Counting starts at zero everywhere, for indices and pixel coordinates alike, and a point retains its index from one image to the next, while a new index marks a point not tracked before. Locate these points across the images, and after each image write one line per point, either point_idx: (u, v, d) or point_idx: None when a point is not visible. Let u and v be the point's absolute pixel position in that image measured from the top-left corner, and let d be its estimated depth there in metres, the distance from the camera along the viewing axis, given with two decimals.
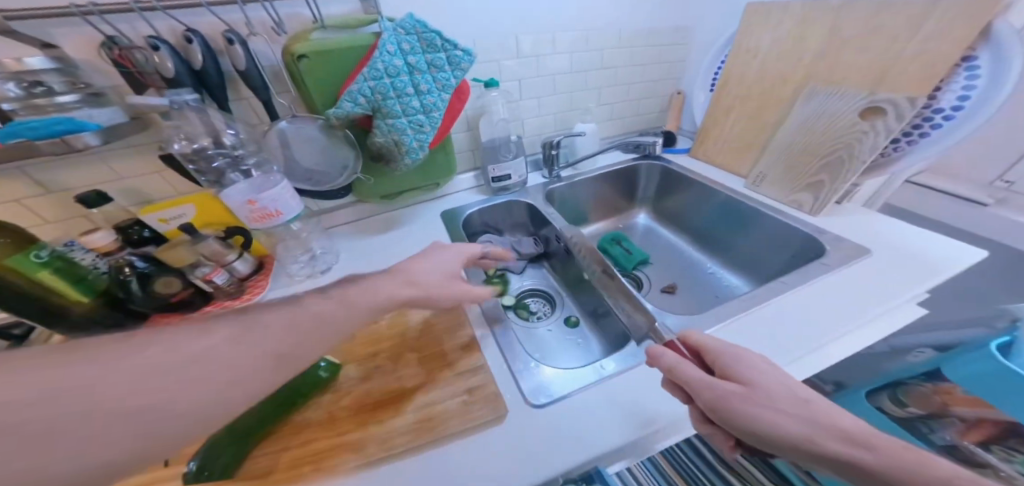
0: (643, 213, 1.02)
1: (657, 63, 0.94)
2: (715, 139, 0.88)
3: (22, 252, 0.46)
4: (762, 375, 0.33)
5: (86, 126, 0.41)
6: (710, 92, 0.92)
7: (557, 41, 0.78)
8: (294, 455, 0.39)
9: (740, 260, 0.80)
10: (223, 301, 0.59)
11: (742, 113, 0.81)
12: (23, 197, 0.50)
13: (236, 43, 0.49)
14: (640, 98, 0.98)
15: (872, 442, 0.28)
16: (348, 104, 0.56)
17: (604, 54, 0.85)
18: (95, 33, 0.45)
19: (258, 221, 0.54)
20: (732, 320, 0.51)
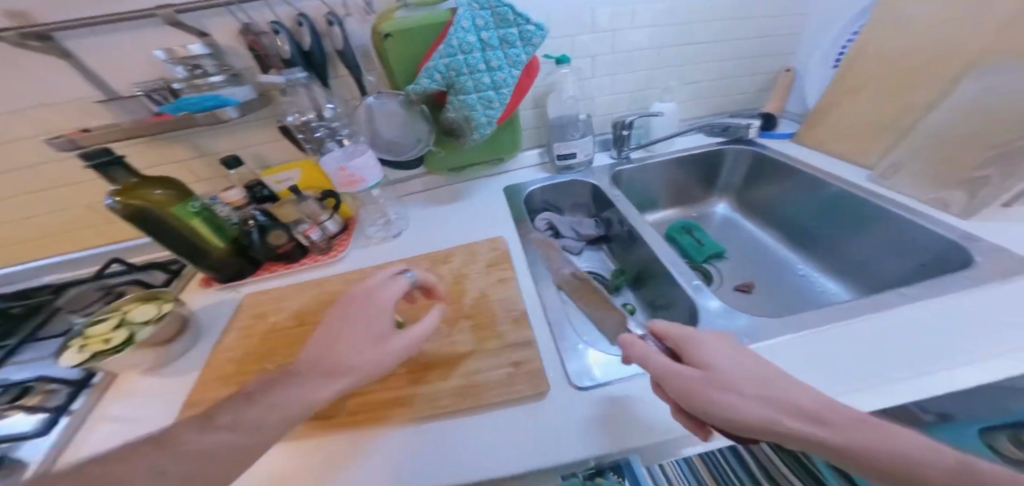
0: (724, 202, 0.91)
1: (759, 35, 0.81)
2: (834, 120, 0.73)
3: (183, 202, 0.55)
4: (722, 358, 0.30)
5: (227, 102, 0.50)
6: (834, 68, 0.78)
7: (640, 11, 0.71)
8: (355, 400, 0.45)
9: (846, 262, 0.67)
10: (316, 255, 0.70)
11: (878, 92, 0.67)
12: (186, 159, 0.65)
13: (336, 25, 0.55)
14: (736, 75, 0.86)
15: (865, 426, 0.24)
16: (426, 80, 0.59)
17: (699, 26, 0.76)
18: (234, 21, 0.55)
19: (347, 186, 0.60)
20: (824, 330, 0.43)
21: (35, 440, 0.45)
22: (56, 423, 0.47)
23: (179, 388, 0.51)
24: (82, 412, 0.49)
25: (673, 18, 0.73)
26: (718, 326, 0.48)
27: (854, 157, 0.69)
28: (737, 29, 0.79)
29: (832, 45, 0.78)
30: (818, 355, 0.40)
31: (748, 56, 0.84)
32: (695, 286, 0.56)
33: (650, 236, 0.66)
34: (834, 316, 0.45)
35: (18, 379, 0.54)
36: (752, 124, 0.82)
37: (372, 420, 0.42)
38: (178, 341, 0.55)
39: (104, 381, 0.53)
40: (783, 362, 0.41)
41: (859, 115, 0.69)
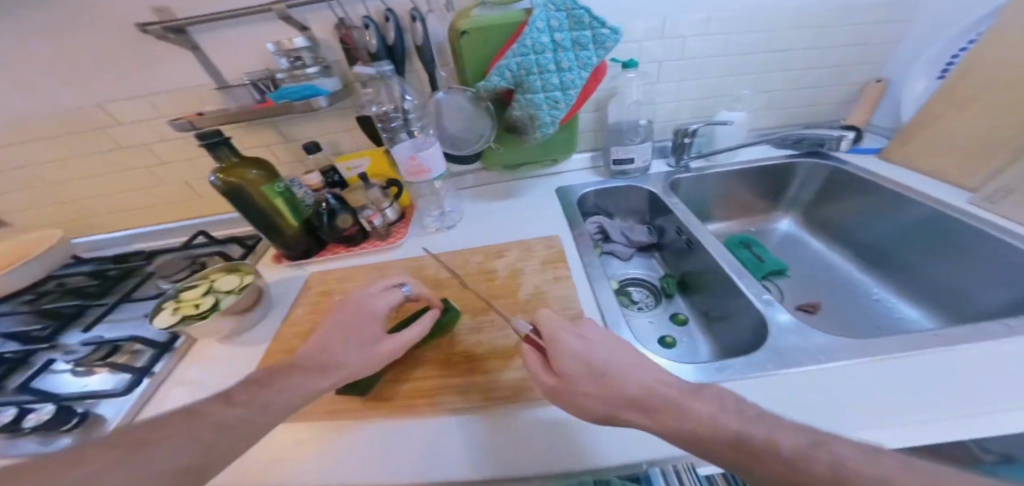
0: (787, 218, 0.87)
1: (851, 45, 0.75)
2: (930, 138, 0.67)
3: (271, 184, 0.61)
4: (571, 362, 0.36)
5: (320, 92, 0.55)
6: (940, 80, 0.69)
7: (714, 20, 0.69)
8: (414, 385, 0.46)
9: (929, 291, 0.63)
10: (375, 240, 0.74)
11: (994, 106, 0.58)
12: (272, 143, 0.71)
13: (419, 21, 0.58)
14: (817, 87, 0.80)
15: (682, 411, 0.31)
16: (496, 78, 0.60)
17: (779, 31, 0.72)
18: (331, 16, 0.60)
19: (412, 175, 0.65)
20: (899, 356, 0.41)
21: (122, 399, 0.49)
22: (138, 385, 0.51)
23: (250, 356, 0.55)
24: (161, 374, 0.53)
25: (749, 27, 0.71)
26: (793, 345, 0.45)
27: (956, 180, 0.63)
28: (823, 36, 0.73)
29: (940, 52, 0.69)
30: (891, 380, 0.38)
31: (835, 66, 0.77)
32: (765, 300, 0.53)
33: (710, 243, 0.65)
34: (915, 343, 0.42)
35: (115, 333, 0.60)
36: (848, 136, 0.77)
37: (430, 405, 0.43)
38: (254, 311, 0.59)
39: (183, 347, 0.57)
40: (869, 384, 0.38)
41: (967, 134, 0.62)
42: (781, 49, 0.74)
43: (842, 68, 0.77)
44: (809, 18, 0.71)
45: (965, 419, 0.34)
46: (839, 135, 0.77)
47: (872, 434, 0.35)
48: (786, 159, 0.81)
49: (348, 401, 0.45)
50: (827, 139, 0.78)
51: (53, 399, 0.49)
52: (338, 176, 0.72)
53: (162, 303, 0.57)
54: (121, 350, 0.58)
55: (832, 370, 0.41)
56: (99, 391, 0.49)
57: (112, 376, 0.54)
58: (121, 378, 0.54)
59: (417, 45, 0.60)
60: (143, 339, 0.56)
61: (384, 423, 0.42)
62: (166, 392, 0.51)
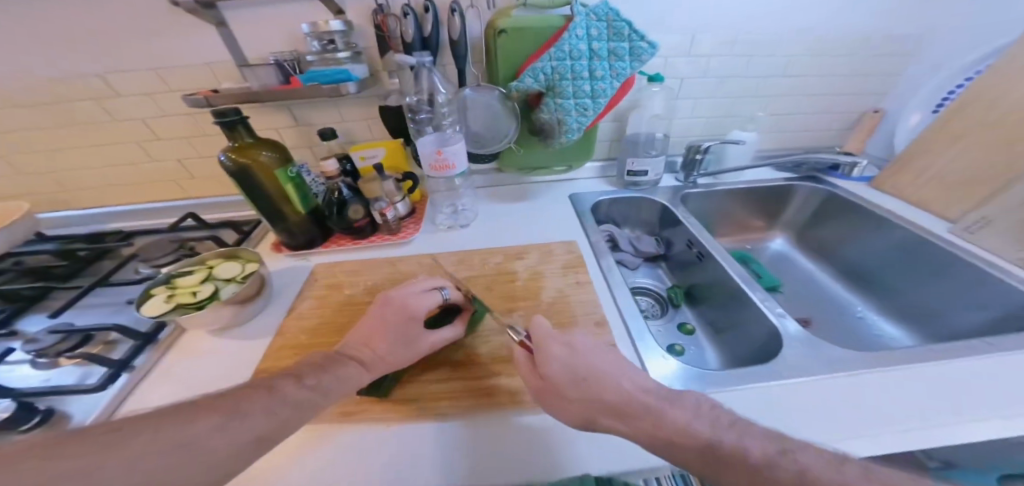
0: (781, 237, 0.93)
1: (856, 74, 0.82)
2: (920, 170, 0.75)
3: (284, 168, 0.57)
4: (553, 367, 0.37)
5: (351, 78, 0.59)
6: (935, 113, 0.77)
7: (738, 41, 0.74)
8: (434, 388, 0.43)
9: (908, 311, 0.69)
10: (385, 234, 0.71)
11: (979, 143, 0.66)
12: (280, 127, 0.74)
13: (457, 14, 0.60)
14: (820, 112, 0.87)
15: (657, 416, 0.32)
16: (529, 80, 0.61)
17: (793, 60, 0.78)
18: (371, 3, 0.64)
19: (436, 171, 0.63)
20: (897, 369, 0.45)
21: (95, 396, 0.43)
22: (115, 380, 0.44)
23: (245, 351, 0.50)
24: (144, 368, 0.47)
25: (774, 50, 0.76)
26: (806, 357, 0.47)
27: (941, 212, 0.70)
28: (831, 66, 0.80)
29: (933, 91, 0.78)
30: (887, 388, 0.42)
31: (840, 94, 0.84)
32: (777, 313, 0.55)
33: (720, 254, 0.66)
34: (917, 358, 0.46)
35: (86, 321, 0.55)
36: (863, 163, 0.81)
37: (456, 406, 0.41)
38: (255, 300, 0.54)
39: (166, 341, 0.51)
40: (880, 399, 0.41)
41: (952, 169, 0.69)
42: (792, 76, 0.80)
43: (843, 97, 0.85)
44: (821, 49, 0.77)
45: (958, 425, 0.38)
46: (853, 161, 0.81)
47: (874, 442, 0.37)
48: (785, 182, 0.87)
49: (367, 400, 0.42)
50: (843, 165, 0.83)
51: (7, 394, 0.42)
52: (351, 165, 0.68)
53: (152, 289, 0.53)
54: (93, 340, 0.51)
55: (845, 381, 0.43)
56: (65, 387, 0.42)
57: (81, 369, 0.47)
58: (91, 372, 0.46)
59: (453, 38, 0.62)
60: (124, 329, 0.49)
61: (405, 427, 0.40)
62: (148, 387, 0.45)
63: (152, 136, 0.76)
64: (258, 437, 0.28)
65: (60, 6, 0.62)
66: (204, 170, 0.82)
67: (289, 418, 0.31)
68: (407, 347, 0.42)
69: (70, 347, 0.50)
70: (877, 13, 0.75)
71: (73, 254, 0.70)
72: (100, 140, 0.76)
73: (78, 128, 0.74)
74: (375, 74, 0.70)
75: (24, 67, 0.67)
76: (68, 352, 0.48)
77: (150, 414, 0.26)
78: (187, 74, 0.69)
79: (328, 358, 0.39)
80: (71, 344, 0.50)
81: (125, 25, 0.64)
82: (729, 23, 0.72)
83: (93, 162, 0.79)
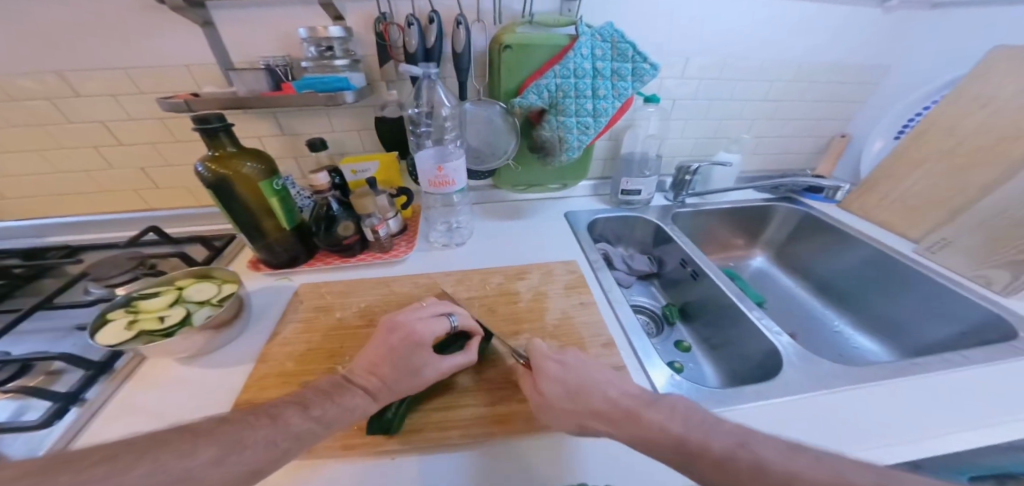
0: (761, 255, 0.97)
1: (827, 101, 0.90)
2: (885, 191, 0.81)
3: (268, 180, 0.52)
4: (557, 391, 0.36)
5: (349, 86, 0.59)
6: (894, 140, 0.86)
7: (726, 69, 0.80)
8: (439, 418, 0.39)
9: (879, 323, 0.73)
10: (375, 252, 0.66)
11: (934, 168, 0.73)
12: (264, 135, 0.70)
13: (462, 27, 0.60)
14: (794, 137, 0.95)
15: (668, 439, 0.31)
16: (533, 97, 0.64)
17: (773, 87, 0.85)
18: (372, 8, 0.62)
19: (434, 187, 0.60)
20: (890, 381, 0.46)
21: (38, 434, 0.37)
22: (63, 416, 0.38)
23: (221, 380, 0.44)
24: (96, 402, 0.40)
25: (758, 77, 0.82)
26: (801, 364, 0.48)
27: (902, 231, 0.76)
28: (805, 93, 0.87)
29: (893, 121, 0.87)
30: (882, 399, 0.44)
31: (811, 120, 0.92)
32: (772, 329, 0.55)
33: (714, 272, 0.67)
34: (906, 370, 0.48)
35: (22, 351, 0.47)
36: (845, 187, 0.87)
37: (465, 436, 0.37)
38: (231, 326, 0.48)
39: (123, 371, 0.44)
40: (876, 408, 0.43)
41: (915, 189, 0.75)
42: (772, 100, 0.87)
43: (814, 123, 0.93)
44: (797, 77, 0.84)
45: (947, 433, 0.40)
46: (837, 184, 0.86)
47: (874, 452, 0.38)
48: (765, 202, 0.92)
49: (366, 434, 0.37)
50: (826, 187, 0.87)
51: None
52: (340, 178, 0.64)
53: (108, 313, 0.46)
54: (33, 370, 0.44)
55: (844, 392, 0.44)
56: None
57: (16, 404, 0.40)
58: (29, 407, 0.40)
59: (457, 51, 0.62)
60: (71, 358, 0.42)
61: (408, 463, 0.36)
62: (105, 419, 0.39)
63: (114, 141, 0.68)
64: (254, 469, 0.27)
65: (22, 3, 0.56)
66: (169, 178, 0.74)
67: (285, 449, 0.29)
68: (410, 378, 0.38)
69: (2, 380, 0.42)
70: (845, 49, 0.83)
71: (6, 272, 0.60)
72: (46, 143, 0.67)
73: (23, 130, 0.65)
74: (372, 83, 0.68)
75: None
76: (2, 384, 0.41)
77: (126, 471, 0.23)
78: (159, 74, 0.62)
79: (333, 388, 0.35)
80: (6, 375, 0.42)
81: (87, 18, 0.57)
82: (718, 52, 0.78)
83: (36, 168, 0.70)
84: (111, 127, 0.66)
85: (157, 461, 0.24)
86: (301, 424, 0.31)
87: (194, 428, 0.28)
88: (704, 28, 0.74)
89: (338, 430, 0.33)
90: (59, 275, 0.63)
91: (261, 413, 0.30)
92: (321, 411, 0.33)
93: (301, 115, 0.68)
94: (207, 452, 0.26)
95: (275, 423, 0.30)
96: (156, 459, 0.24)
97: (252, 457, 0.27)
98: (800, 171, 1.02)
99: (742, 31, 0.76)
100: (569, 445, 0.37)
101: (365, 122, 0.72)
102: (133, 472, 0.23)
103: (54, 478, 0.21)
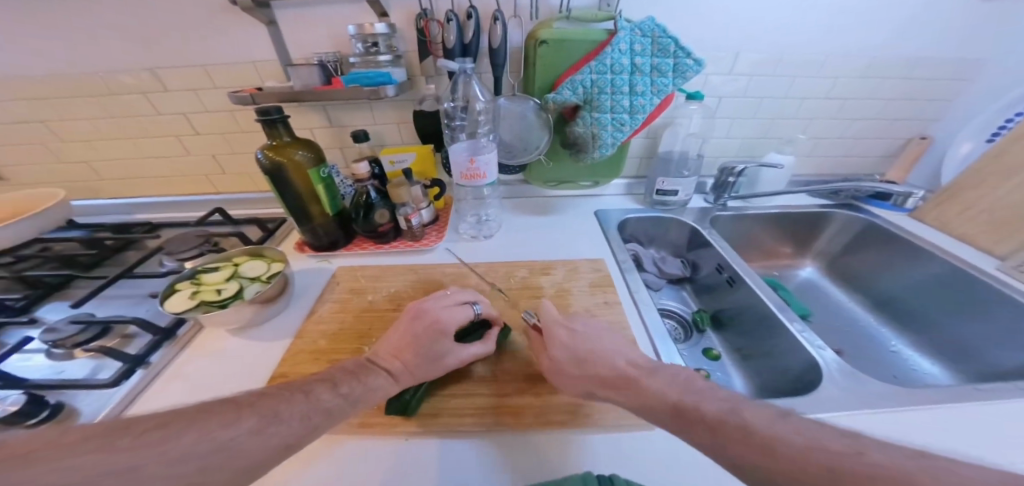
0: (811, 266, 0.89)
1: (904, 99, 0.80)
2: (968, 201, 0.71)
3: (316, 168, 0.57)
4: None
5: (391, 81, 0.62)
6: (988, 143, 0.76)
7: (784, 63, 0.73)
8: (456, 404, 0.40)
9: (946, 348, 0.64)
10: (407, 240, 0.70)
11: None
12: (314, 127, 0.76)
13: (499, 23, 0.61)
14: (859, 138, 0.86)
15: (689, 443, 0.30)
16: (567, 92, 0.63)
17: (838, 83, 0.77)
18: (415, 6, 0.65)
19: (466, 179, 0.62)
20: (945, 404, 0.41)
21: (107, 392, 0.42)
22: (130, 376, 0.44)
23: (266, 350, 0.49)
24: (159, 365, 0.46)
25: (820, 72, 0.75)
26: (847, 382, 0.44)
27: (988, 247, 0.67)
28: (876, 89, 0.78)
29: (987, 121, 0.77)
30: (935, 426, 0.39)
31: (883, 119, 0.83)
32: (816, 344, 0.51)
33: (753, 280, 0.63)
34: (967, 396, 0.42)
35: (107, 312, 0.55)
36: (917, 194, 0.79)
37: (478, 424, 0.38)
38: (276, 301, 0.53)
39: (182, 339, 0.50)
40: (933, 436, 0.38)
41: (1007, 201, 0.65)
42: (836, 98, 0.79)
43: (887, 123, 0.84)
44: (867, 73, 0.76)
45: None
46: (908, 191, 0.78)
47: None
48: (820, 209, 0.84)
49: (385, 414, 0.39)
50: (894, 194, 0.80)
51: (21, 385, 0.41)
52: (379, 168, 0.68)
53: (176, 283, 0.52)
54: (111, 332, 0.51)
55: (896, 415, 0.40)
56: (77, 381, 0.42)
57: (94, 362, 0.46)
58: (103, 366, 0.46)
59: (493, 47, 0.63)
60: (143, 323, 0.48)
61: (425, 443, 0.37)
62: (159, 387, 0.44)
63: (191, 131, 0.77)
64: (287, 443, 0.29)
65: (119, 10, 0.64)
66: (233, 165, 0.83)
67: (316, 424, 0.31)
68: (434, 364, 0.40)
69: (87, 338, 0.49)
70: (933, 39, 0.73)
71: (99, 242, 0.70)
72: (137, 132, 0.77)
73: (121, 120, 0.75)
74: (412, 78, 0.71)
75: (74, 57, 0.68)
76: (85, 343, 0.48)
77: (179, 432, 0.26)
78: (229, 71, 0.70)
79: (358, 369, 0.38)
80: (89, 335, 0.49)
81: (170, 21, 0.65)
82: (774, 46, 0.72)
83: (128, 153, 0.81)
84: (189, 118, 0.75)
85: (203, 430, 0.27)
86: (330, 400, 0.33)
87: (234, 401, 0.30)
88: (760, 19, 0.69)
89: (363, 408, 0.36)
90: (140, 248, 0.72)
91: (295, 389, 0.33)
92: (349, 389, 0.35)
93: (347, 108, 0.73)
94: (247, 423, 0.28)
95: (308, 399, 0.32)
96: (204, 428, 0.27)
97: (289, 429, 0.30)
98: (866, 176, 0.92)
99: (803, 21, 0.70)
100: (581, 441, 0.37)
101: (404, 115, 0.75)
102: (183, 439, 0.26)
103: (116, 442, 0.24)
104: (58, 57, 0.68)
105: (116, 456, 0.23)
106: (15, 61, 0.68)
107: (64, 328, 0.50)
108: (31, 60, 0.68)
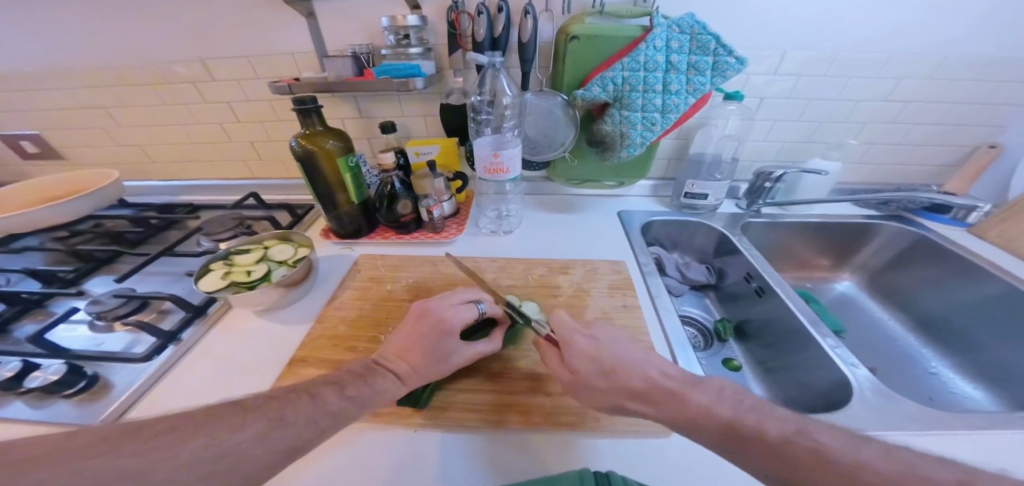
0: (850, 280, 0.83)
1: (974, 103, 0.72)
2: None
3: (344, 157, 0.58)
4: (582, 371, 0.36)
5: (421, 73, 0.64)
6: None
7: (838, 60, 0.68)
8: (462, 403, 0.40)
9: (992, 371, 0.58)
10: (428, 232, 0.70)
11: None
12: (344, 117, 0.78)
13: (530, 17, 0.60)
14: (918, 145, 0.79)
15: None
16: (597, 89, 0.61)
17: (898, 85, 0.71)
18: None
19: (489, 173, 0.62)
20: (993, 432, 0.37)
21: (140, 367, 0.45)
22: (162, 351, 0.46)
23: (283, 335, 0.50)
24: (188, 342, 0.48)
25: (877, 72, 0.70)
26: (875, 398, 0.41)
27: None
28: (943, 93, 0.71)
29: None
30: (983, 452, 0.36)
31: (946, 125, 0.76)
32: (850, 362, 0.47)
33: (784, 290, 0.59)
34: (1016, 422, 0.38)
35: (146, 288, 0.59)
36: (981, 208, 0.72)
37: (489, 421, 0.38)
38: (300, 286, 0.55)
39: (213, 317, 0.52)
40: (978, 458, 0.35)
41: None
42: (894, 101, 0.73)
43: (951, 130, 0.76)
44: (933, 75, 0.69)
45: None
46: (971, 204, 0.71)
47: None
48: (865, 219, 0.78)
49: (396, 404, 0.40)
50: (954, 206, 0.73)
51: (65, 355, 0.45)
52: (403, 159, 0.68)
53: (210, 264, 0.55)
54: (148, 307, 0.54)
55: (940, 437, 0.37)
56: (115, 354, 0.45)
57: (131, 336, 0.50)
58: (138, 341, 0.49)
59: (522, 41, 0.62)
60: (177, 300, 0.51)
61: (430, 434, 0.38)
62: (185, 366, 0.46)
63: (233, 119, 0.81)
64: (292, 448, 0.30)
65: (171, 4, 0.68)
66: (270, 152, 0.86)
67: (322, 428, 0.32)
68: (441, 362, 0.41)
69: (126, 312, 0.52)
70: (1014, 38, 0.65)
71: (146, 221, 0.76)
72: (184, 120, 0.82)
73: (169, 107, 0.80)
74: (440, 71, 0.72)
75: (131, 47, 0.73)
76: (125, 317, 0.51)
77: (184, 440, 0.26)
78: (270, 63, 0.73)
79: (365, 371, 0.38)
80: (128, 309, 0.52)
81: (220, 17, 0.69)
82: (824, 46, 0.67)
83: (176, 139, 0.86)
84: (232, 107, 0.79)
85: (211, 435, 0.27)
86: (335, 403, 0.34)
87: (244, 404, 0.30)
88: (809, 16, 0.65)
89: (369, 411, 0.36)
90: (181, 228, 0.77)
91: (301, 392, 0.34)
92: (356, 392, 0.36)
93: (375, 99, 0.75)
94: (251, 429, 0.28)
95: (314, 402, 0.33)
96: (212, 432, 0.27)
97: (293, 434, 0.30)
98: (922, 186, 0.85)
99: (862, 14, 0.64)
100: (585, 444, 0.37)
101: (431, 107, 0.76)
102: (190, 444, 0.26)
103: (121, 448, 0.24)
104: (117, 48, 0.73)
105: (121, 461, 0.23)
106: (78, 52, 0.74)
107: (107, 301, 0.53)
108: (92, 46, 0.73)
